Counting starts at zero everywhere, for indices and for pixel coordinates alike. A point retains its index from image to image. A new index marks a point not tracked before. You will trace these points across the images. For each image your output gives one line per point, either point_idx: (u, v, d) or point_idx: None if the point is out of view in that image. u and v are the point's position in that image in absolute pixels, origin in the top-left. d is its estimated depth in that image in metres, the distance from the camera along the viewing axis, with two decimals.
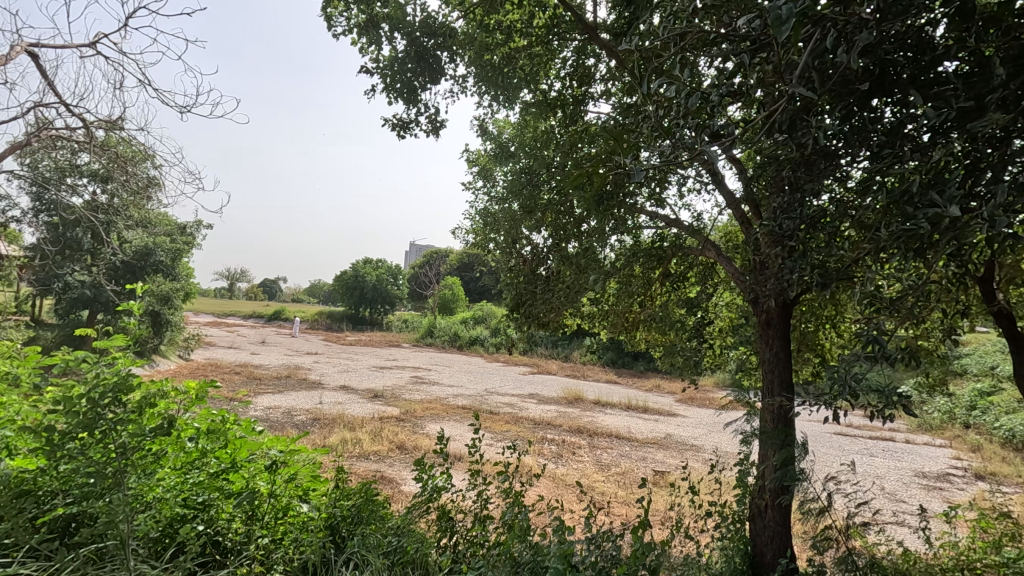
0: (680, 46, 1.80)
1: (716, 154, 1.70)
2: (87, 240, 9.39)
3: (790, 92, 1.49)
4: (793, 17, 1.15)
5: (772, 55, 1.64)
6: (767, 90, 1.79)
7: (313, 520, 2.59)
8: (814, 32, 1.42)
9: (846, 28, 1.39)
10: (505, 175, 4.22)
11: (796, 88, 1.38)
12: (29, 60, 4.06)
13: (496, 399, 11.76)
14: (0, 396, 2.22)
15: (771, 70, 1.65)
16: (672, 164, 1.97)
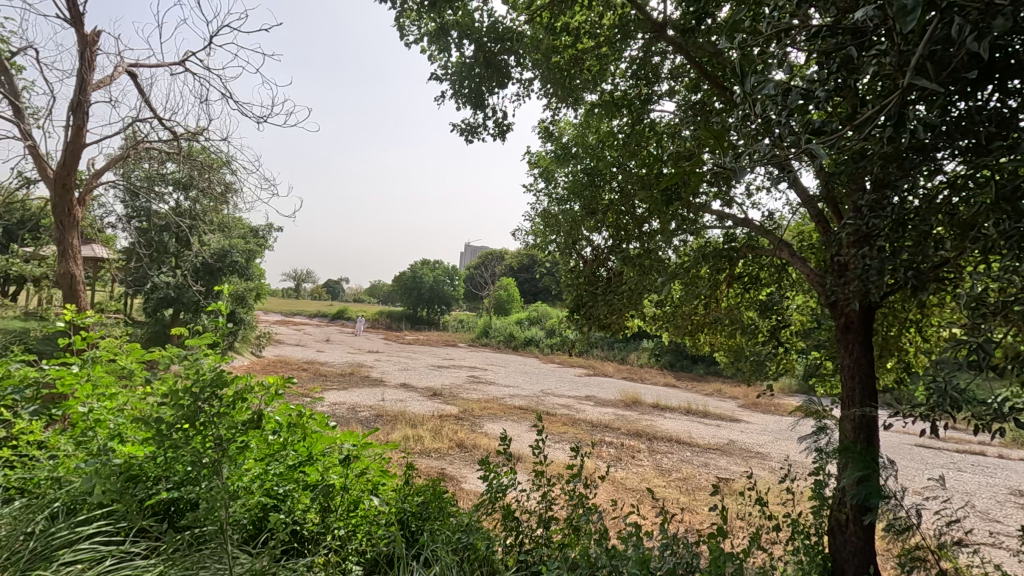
0: (777, 40, 1.72)
1: (814, 153, 1.60)
2: (172, 243, 10.07)
3: (901, 86, 1.38)
4: (921, 7, 1.08)
5: (881, 48, 1.53)
6: (875, 84, 1.68)
7: (383, 514, 2.68)
8: (936, 20, 1.32)
9: (973, 14, 1.28)
10: (567, 176, 4.19)
11: (915, 82, 1.28)
12: (129, 78, 4.42)
13: (552, 400, 11.73)
14: (112, 388, 2.45)
15: (881, 63, 1.55)
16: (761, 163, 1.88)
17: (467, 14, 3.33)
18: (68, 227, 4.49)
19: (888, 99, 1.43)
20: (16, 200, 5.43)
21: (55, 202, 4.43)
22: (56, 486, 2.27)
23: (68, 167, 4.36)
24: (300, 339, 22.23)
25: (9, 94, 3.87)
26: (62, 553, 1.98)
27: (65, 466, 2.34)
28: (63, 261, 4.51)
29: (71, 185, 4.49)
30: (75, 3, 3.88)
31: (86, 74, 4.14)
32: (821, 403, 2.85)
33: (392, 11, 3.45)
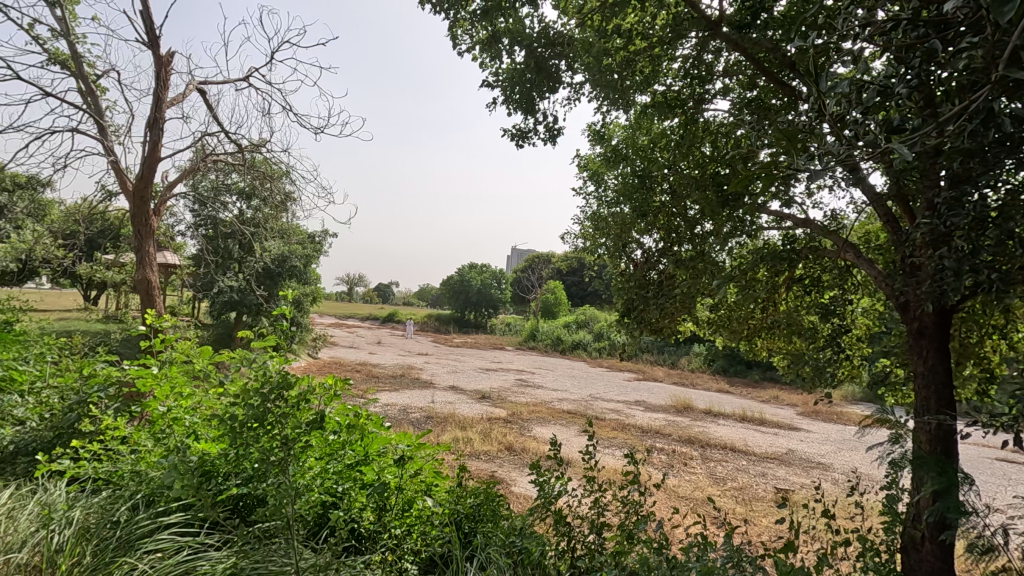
0: (850, 37, 1.64)
1: (893, 152, 1.51)
2: (236, 249, 10.60)
3: (994, 80, 1.29)
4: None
5: (970, 39, 1.44)
6: (958, 79, 1.58)
7: (437, 515, 2.71)
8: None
9: None
10: (617, 178, 4.15)
11: (1010, 77, 1.20)
12: (199, 95, 4.70)
13: (601, 404, 11.59)
14: (187, 388, 2.63)
15: (970, 57, 1.45)
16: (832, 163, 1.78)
17: (519, 21, 3.35)
18: (144, 236, 4.80)
19: (977, 95, 1.34)
20: (98, 211, 5.87)
21: (134, 213, 4.75)
22: (137, 478, 2.45)
23: (146, 179, 4.67)
24: (353, 341, 22.95)
25: (94, 113, 4.19)
26: (145, 542, 2.13)
27: (146, 460, 2.51)
28: (141, 268, 4.81)
29: (148, 197, 4.80)
30: (152, 27, 4.16)
31: (162, 92, 4.43)
32: (891, 414, 2.69)
33: (445, 20, 3.53)
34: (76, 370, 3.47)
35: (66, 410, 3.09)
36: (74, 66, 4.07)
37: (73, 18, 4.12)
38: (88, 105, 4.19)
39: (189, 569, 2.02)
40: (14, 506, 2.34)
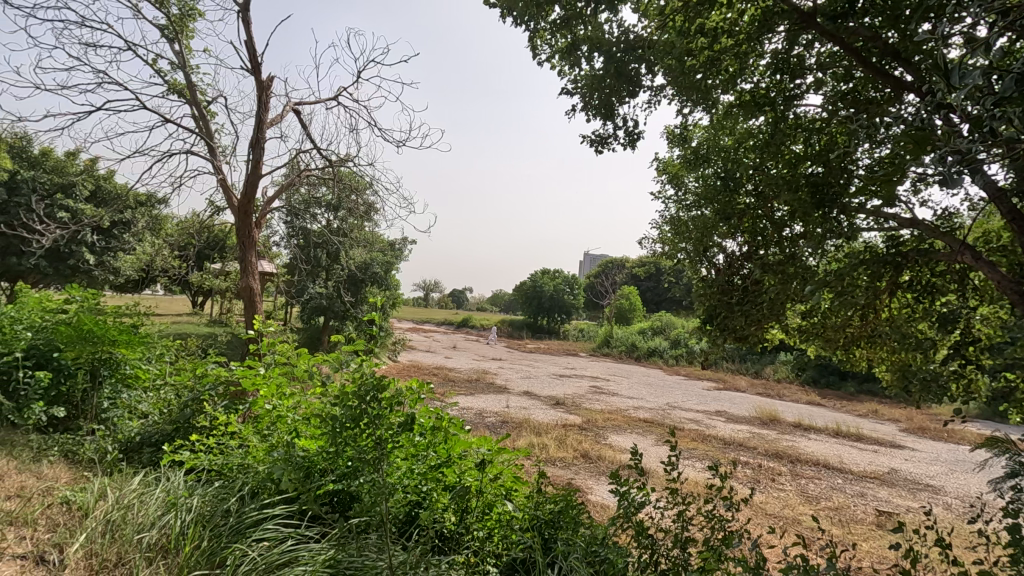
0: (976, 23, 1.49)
1: None
2: (324, 258, 11.25)
3: None
4: None
5: None
6: None
7: (517, 519, 2.74)
8: None
9: None
10: (699, 181, 4.02)
11: None
12: (294, 115, 5.05)
13: (680, 414, 11.21)
14: (286, 388, 2.82)
15: None
16: (956, 160, 1.61)
17: (598, 27, 3.31)
18: (247, 247, 5.21)
19: None
20: (206, 225, 6.43)
21: (239, 227, 5.18)
22: (247, 470, 2.66)
23: (249, 195, 5.08)
24: (430, 345, 23.64)
25: (206, 136, 4.61)
26: (253, 531, 2.31)
27: (253, 455, 2.72)
28: (245, 277, 5.22)
29: (251, 211, 5.22)
30: (255, 54, 4.52)
31: (263, 114, 4.80)
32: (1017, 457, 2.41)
33: (526, 32, 3.60)
34: (191, 370, 3.82)
35: (183, 406, 3.41)
36: (189, 94, 4.51)
37: (189, 51, 4.57)
38: (200, 129, 4.62)
39: (292, 559, 2.16)
40: (143, 491, 2.61)
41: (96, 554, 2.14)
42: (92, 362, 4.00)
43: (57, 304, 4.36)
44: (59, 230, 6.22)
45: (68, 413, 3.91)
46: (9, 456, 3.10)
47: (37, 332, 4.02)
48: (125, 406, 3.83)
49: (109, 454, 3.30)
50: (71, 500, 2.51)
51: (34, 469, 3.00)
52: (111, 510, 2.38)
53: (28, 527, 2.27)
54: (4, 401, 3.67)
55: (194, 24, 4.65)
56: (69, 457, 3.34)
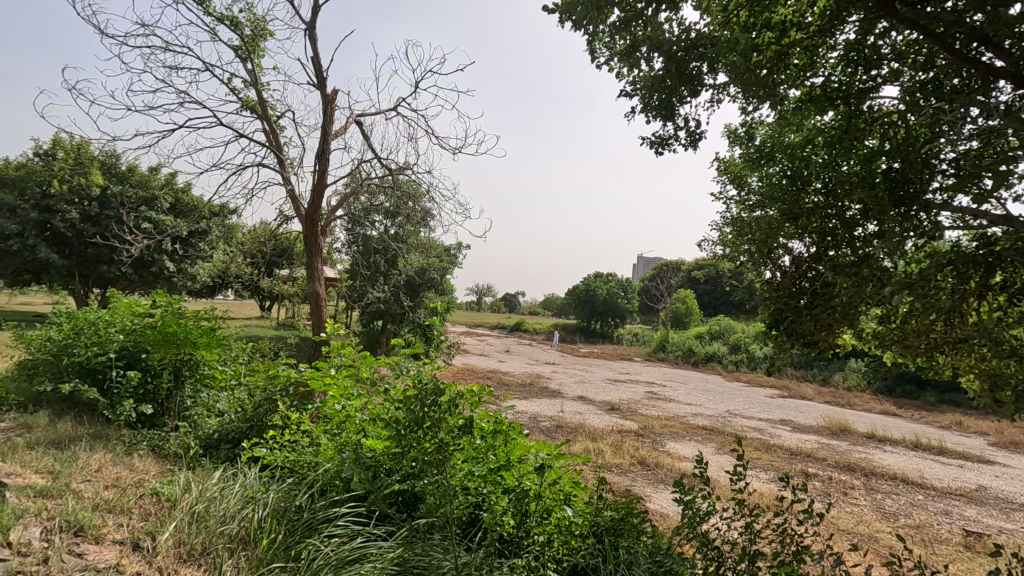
0: None
1: None
2: (382, 264, 11.57)
3: None
4: None
5: None
6: None
7: (577, 525, 2.71)
8: None
9: None
10: (763, 179, 3.89)
11: None
12: (356, 126, 5.24)
13: (741, 422, 10.81)
14: (352, 392, 2.92)
15: None
16: None
17: (658, 27, 3.26)
18: (313, 254, 5.44)
19: None
20: (274, 233, 6.76)
21: (306, 235, 5.42)
22: (318, 468, 2.78)
23: (315, 204, 5.31)
24: (483, 349, 23.84)
25: (276, 149, 4.85)
26: (325, 527, 2.41)
27: (323, 453, 2.84)
28: (312, 283, 5.44)
29: (317, 219, 5.45)
30: (321, 69, 4.73)
31: (329, 126, 5.01)
32: None
33: (584, 35, 3.59)
34: (264, 371, 4.03)
35: (257, 405, 3.61)
36: (261, 111, 4.77)
37: (259, 69, 4.83)
38: (270, 143, 4.87)
39: (361, 556, 2.24)
40: (223, 486, 2.77)
41: (184, 542, 2.29)
42: (175, 363, 4.29)
43: (144, 309, 4.71)
44: (145, 240, 6.71)
45: (155, 410, 4.21)
46: (105, 449, 3.38)
47: (127, 334, 4.34)
48: (204, 404, 4.09)
49: (191, 449, 3.52)
50: (160, 492, 2.69)
51: (127, 461, 3.25)
52: (195, 503, 2.54)
53: (124, 515, 2.46)
54: (100, 398, 4.00)
55: (265, 44, 4.92)
56: (157, 451, 3.59)
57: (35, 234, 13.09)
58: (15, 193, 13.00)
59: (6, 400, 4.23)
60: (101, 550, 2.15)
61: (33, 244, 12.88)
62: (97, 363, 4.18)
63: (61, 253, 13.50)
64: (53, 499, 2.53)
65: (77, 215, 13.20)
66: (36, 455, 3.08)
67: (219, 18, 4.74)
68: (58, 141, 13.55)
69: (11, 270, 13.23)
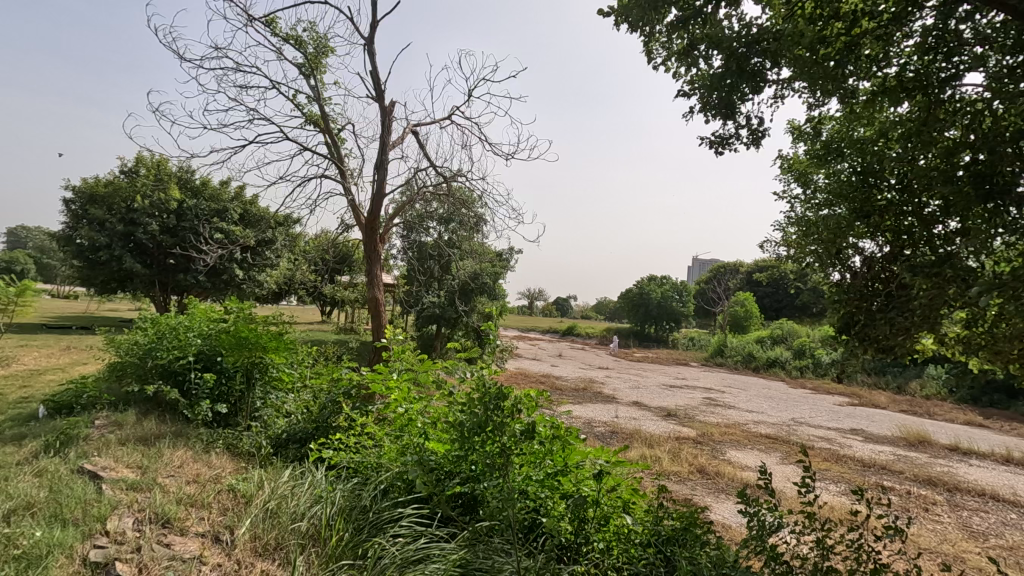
0: None
1: None
2: (437, 269, 11.80)
3: None
4: None
5: None
6: None
7: (637, 533, 2.66)
8: None
9: None
10: (831, 176, 3.71)
11: None
12: (413, 136, 5.38)
13: (808, 430, 10.30)
14: (415, 397, 3.01)
15: None
16: None
17: (717, 23, 3.18)
18: (373, 261, 5.61)
19: None
20: (335, 241, 7.02)
21: (366, 243, 5.61)
22: (382, 469, 2.87)
23: (374, 213, 5.48)
24: (536, 353, 23.85)
25: (337, 161, 5.05)
26: (390, 526, 2.49)
27: (386, 455, 2.93)
28: (372, 289, 5.61)
29: (376, 228, 5.64)
30: (379, 82, 4.89)
31: (387, 136, 5.17)
32: None
33: (640, 37, 3.56)
34: (329, 375, 4.19)
35: (322, 407, 3.77)
36: (323, 124, 4.98)
37: (322, 85, 5.05)
38: (332, 155, 5.08)
39: (425, 556, 2.29)
40: (294, 484, 2.90)
41: (259, 537, 2.41)
42: (248, 365, 4.53)
43: (219, 315, 5.00)
44: (218, 250, 7.14)
45: (229, 410, 4.46)
46: (186, 446, 3.61)
47: (204, 339, 4.63)
48: (273, 405, 4.30)
49: (263, 448, 3.71)
50: (236, 488, 2.85)
51: (206, 458, 3.46)
52: (269, 500, 2.67)
53: (204, 509, 2.62)
54: (181, 398, 4.28)
55: (327, 60, 5.14)
56: (231, 449, 3.81)
57: (120, 245, 14.15)
58: (104, 208, 14.12)
59: (100, 399, 4.60)
60: (185, 541, 2.30)
61: (120, 255, 13.93)
62: (178, 366, 4.48)
63: (144, 263, 14.54)
64: (143, 492, 2.74)
65: (157, 227, 14.18)
66: (127, 451, 3.34)
67: (285, 38, 4.99)
68: (141, 159, 14.67)
69: (100, 279, 14.36)
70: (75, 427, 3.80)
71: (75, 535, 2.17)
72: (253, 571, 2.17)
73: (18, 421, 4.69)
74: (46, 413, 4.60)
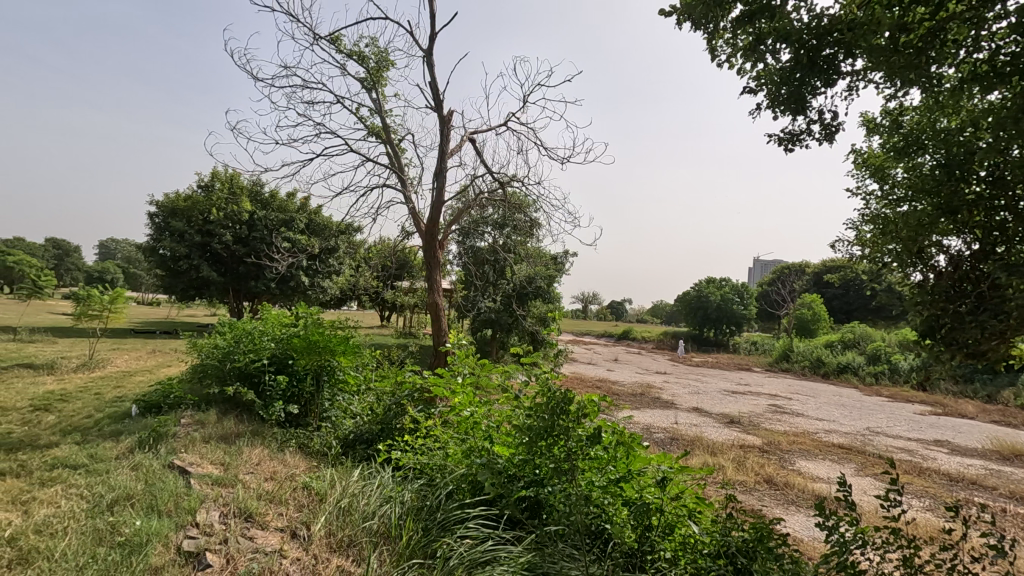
0: None
1: None
2: (493, 273, 11.91)
3: None
4: None
5: None
6: None
7: (703, 544, 2.58)
8: None
9: None
10: (912, 171, 3.49)
11: None
12: (470, 144, 5.48)
13: (885, 441, 9.67)
14: (478, 402, 3.06)
15: None
16: None
17: (785, 17, 3.06)
18: (433, 267, 5.74)
19: None
20: (395, 247, 7.22)
21: (426, 250, 5.74)
22: (448, 471, 2.93)
23: (433, 220, 5.62)
24: (591, 358, 23.62)
25: (398, 171, 5.21)
26: (458, 527, 2.54)
27: (452, 457, 2.99)
28: (432, 295, 5.73)
29: (435, 235, 5.77)
30: (438, 92, 5.01)
31: (445, 145, 5.29)
32: None
33: (704, 34, 3.48)
34: (392, 378, 4.32)
35: (388, 409, 3.90)
36: (385, 135, 5.15)
37: (382, 97, 5.22)
38: (393, 165, 5.24)
39: (493, 558, 2.30)
40: (364, 483, 3.01)
41: (334, 533, 2.51)
42: (317, 368, 4.73)
43: (290, 320, 5.26)
44: (287, 258, 7.50)
45: (301, 411, 4.66)
46: (263, 444, 3.81)
47: (277, 343, 4.89)
48: (341, 406, 4.47)
49: (333, 448, 3.86)
50: (310, 486, 2.98)
51: (280, 457, 3.63)
52: (342, 499, 2.78)
53: (282, 505, 2.76)
54: (257, 399, 4.53)
55: (388, 73, 5.31)
56: (303, 448, 3.99)
57: (198, 255, 15.10)
58: (183, 220, 15.13)
59: (185, 399, 4.93)
60: (267, 535, 2.43)
61: (197, 264, 14.86)
62: (253, 368, 4.74)
63: (219, 271, 15.46)
64: (226, 487, 2.92)
65: (230, 237, 15.04)
66: (211, 448, 3.57)
67: (349, 54, 5.20)
68: (216, 174, 15.64)
69: (181, 287, 15.39)
70: (164, 425, 4.10)
71: (169, 525, 2.35)
72: (330, 566, 2.26)
73: (114, 419, 5.09)
74: (138, 411, 4.98)
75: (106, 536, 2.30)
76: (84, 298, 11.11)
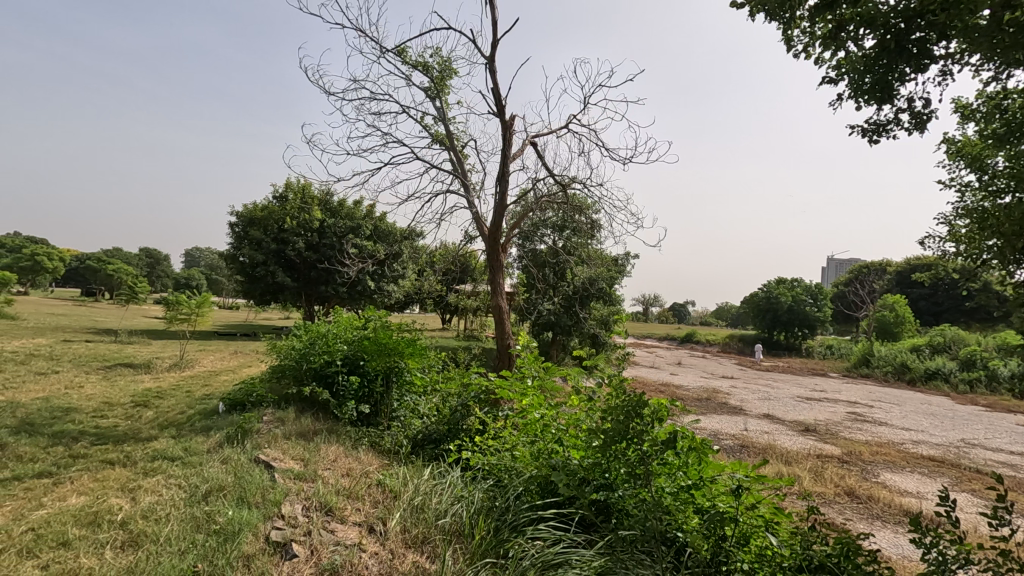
0: None
1: None
2: (553, 276, 11.89)
3: None
4: None
5: None
6: None
7: (783, 557, 2.45)
8: None
9: None
10: (1016, 159, 3.20)
11: None
12: (532, 148, 5.50)
13: (983, 454, 8.86)
14: (547, 405, 3.07)
15: None
16: None
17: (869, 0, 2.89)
18: (495, 270, 5.81)
19: None
20: (458, 251, 7.36)
21: (488, 253, 5.82)
22: (517, 473, 2.97)
23: (496, 225, 5.69)
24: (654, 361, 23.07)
25: (461, 176, 5.31)
26: (529, 529, 2.56)
27: (521, 459, 3.03)
28: (495, 298, 5.80)
29: (498, 239, 5.84)
30: (500, 98, 5.07)
31: (507, 149, 5.33)
32: None
33: (778, 24, 3.34)
34: (458, 380, 4.41)
35: (455, 410, 3.98)
36: (449, 142, 5.27)
37: (446, 105, 5.34)
38: (456, 170, 5.35)
39: (565, 560, 2.30)
40: (435, 482, 3.10)
41: (408, 530, 2.59)
42: (387, 369, 4.90)
43: (361, 323, 5.48)
44: (356, 263, 7.80)
45: (372, 410, 4.85)
46: (338, 442, 3.99)
47: (349, 345, 5.10)
48: (409, 406, 4.60)
49: (404, 446, 3.98)
50: (384, 483, 3.09)
51: (355, 454, 3.79)
52: (415, 497, 2.87)
53: (359, 501, 2.87)
54: (332, 399, 4.77)
55: (451, 81, 5.43)
56: (375, 446, 4.14)
57: (274, 262, 15.96)
58: (261, 229, 16.05)
59: (266, 398, 5.23)
60: (346, 529, 2.54)
61: (273, 269, 15.72)
62: (329, 369, 4.97)
63: (292, 277, 16.29)
64: (307, 482, 3.07)
65: (303, 244, 15.81)
66: (292, 445, 3.77)
67: (414, 65, 5.36)
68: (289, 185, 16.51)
69: (258, 292, 16.34)
70: (249, 422, 4.37)
71: (257, 516, 2.50)
72: (406, 561, 2.33)
73: (204, 415, 5.47)
74: (225, 409, 5.32)
75: (203, 523, 2.48)
76: (174, 302, 12.01)
